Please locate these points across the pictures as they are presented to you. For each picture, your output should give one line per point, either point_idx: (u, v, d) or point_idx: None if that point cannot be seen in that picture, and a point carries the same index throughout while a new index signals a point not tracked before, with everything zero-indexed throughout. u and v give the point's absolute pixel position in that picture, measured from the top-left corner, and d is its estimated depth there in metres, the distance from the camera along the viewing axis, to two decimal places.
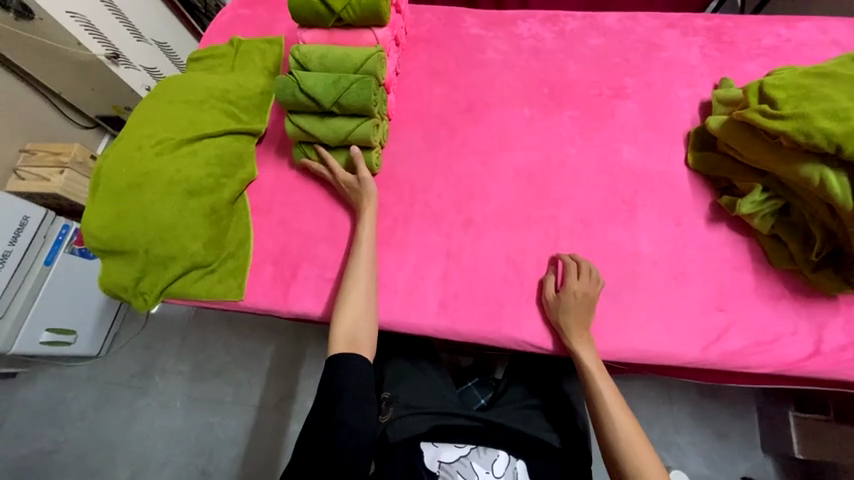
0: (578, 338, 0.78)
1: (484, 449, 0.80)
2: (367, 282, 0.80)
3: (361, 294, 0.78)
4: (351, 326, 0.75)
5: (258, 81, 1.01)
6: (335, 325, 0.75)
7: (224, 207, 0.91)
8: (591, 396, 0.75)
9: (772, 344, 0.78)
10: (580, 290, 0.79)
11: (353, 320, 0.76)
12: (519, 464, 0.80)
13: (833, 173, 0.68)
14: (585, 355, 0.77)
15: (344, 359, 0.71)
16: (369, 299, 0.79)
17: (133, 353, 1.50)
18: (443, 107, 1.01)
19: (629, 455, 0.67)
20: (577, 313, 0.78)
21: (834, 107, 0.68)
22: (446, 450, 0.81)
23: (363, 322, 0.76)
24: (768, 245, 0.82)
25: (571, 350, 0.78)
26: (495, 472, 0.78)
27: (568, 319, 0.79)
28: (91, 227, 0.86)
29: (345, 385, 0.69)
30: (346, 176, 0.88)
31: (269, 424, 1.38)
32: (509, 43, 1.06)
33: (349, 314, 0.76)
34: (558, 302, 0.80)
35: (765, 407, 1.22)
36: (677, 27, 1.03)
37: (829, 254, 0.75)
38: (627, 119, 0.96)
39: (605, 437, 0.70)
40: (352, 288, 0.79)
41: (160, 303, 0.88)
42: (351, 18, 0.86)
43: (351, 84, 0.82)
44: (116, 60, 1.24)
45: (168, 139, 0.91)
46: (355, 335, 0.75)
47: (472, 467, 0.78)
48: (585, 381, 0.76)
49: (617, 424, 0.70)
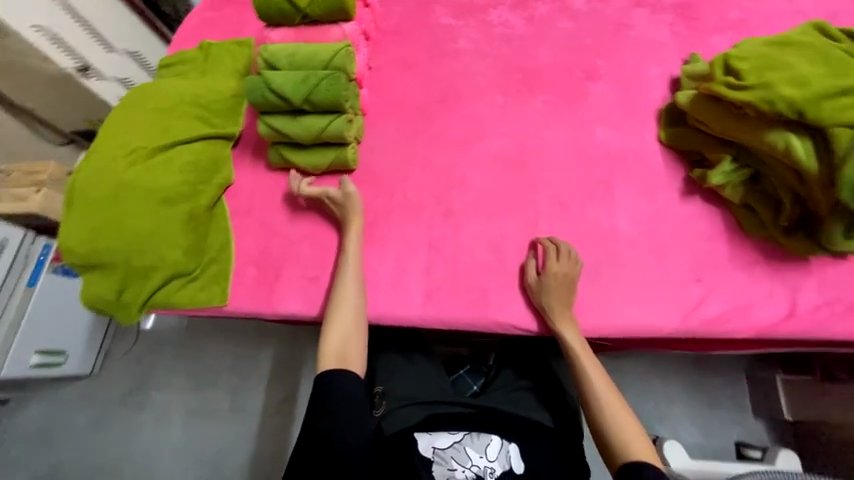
0: (562, 319, 0.79)
1: (478, 434, 0.81)
2: (356, 293, 0.80)
3: (349, 302, 0.79)
4: (343, 340, 0.75)
5: (229, 84, 1.00)
6: (323, 340, 0.75)
7: (202, 213, 0.90)
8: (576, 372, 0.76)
9: (749, 309, 0.81)
10: (561, 272, 0.80)
11: (344, 332, 0.76)
12: (512, 448, 0.80)
13: (798, 139, 0.70)
14: (569, 335, 0.78)
15: (336, 374, 0.71)
16: (357, 311, 0.79)
17: (125, 370, 1.49)
18: (418, 99, 1.01)
19: (615, 428, 0.69)
20: (559, 294, 0.80)
21: (794, 76, 0.70)
22: (440, 437, 0.81)
23: (352, 336, 0.76)
24: (740, 216, 0.84)
25: (555, 331, 0.79)
26: (488, 456, 0.78)
27: (550, 299, 0.80)
28: (69, 242, 0.86)
29: (338, 382, 0.71)
30: (327, 189, 0.87)
31: (269, 428, 1.39)
32: (479, 31, 1.06)
33: (338, 329, 0.76)
34: (540, 282, 0.81)
35: (753, 374, 1.25)
36: (645, 5, 1.04)
37: (799, 220, 0.77)
38: (600, 99, 0.97)
39: (592, 411, 0.72)
40: (340, 302, 0.79)
41: (144, 314, 0.88)
42: (316, 14, 0.86)
43: (321, 81, 0.82)
44: (86, 73, 1.24)
45: (139, 148, 0.90)
46: (344, 348, 0.75)
47: (465, 452, 0.79)
48: (570, 359, 0.77)
49: (602, 398, 0.72)
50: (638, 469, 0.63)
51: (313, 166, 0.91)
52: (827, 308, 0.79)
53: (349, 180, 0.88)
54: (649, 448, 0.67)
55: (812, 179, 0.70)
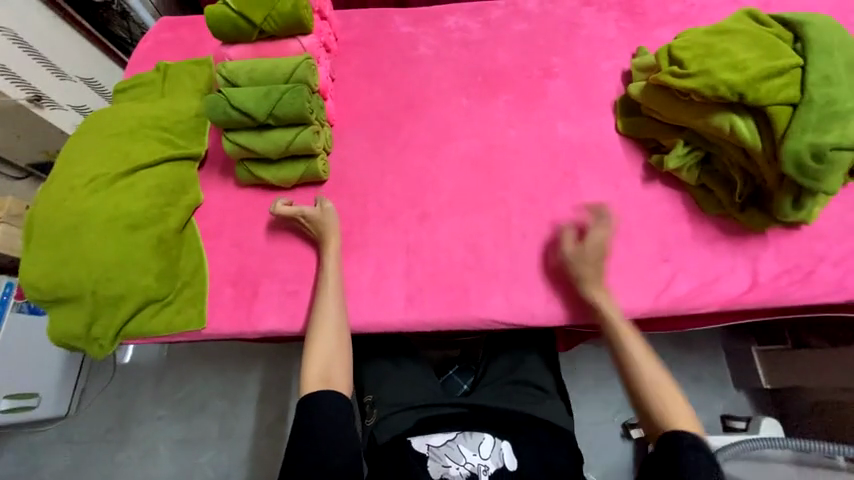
0: (597, 287, 0.80)
1: (470, 433, 0.80)
2: (337, 308, 0.79)
3: (331, 316, 0.78)
4: (327, 359, 0.74)
5: (191, 104, 0.99)
6: (306, 361, 0.74)
7: (172, 236, 0.88)
8: (613, 341, 0.75)
9: (715, 283, 0.85)
10: (598, 241, 0.82)
11: (327, 349, 0.75)
12: (504, 445, 0.79)
13: (741, 120, 0.75)
14: (605, 303, 0.79)
15: (321, 393, 0.70)
16: (339, 326, 0.78)
17: (105, 407, 1.44)
18: (383, 107, 1.02)
19: (656, 397, 0.67)
20: (595, 264, 0.81)
21: (732, 61, 0.75)
22: (434, 436, 0.80)
23: (335, 353, 0.75)
24: (699, 197, 0.87)
25: (591, 299, 0.80)
26: (481, 454, 0.77)
27: (588, 268, 0.81)
28: (31, 278, 0.83)
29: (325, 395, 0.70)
30: (302, 209, 0.86)
31: (262, 452, 1.36)
32: (438, 37, 1.09)
33: (321, 348, 0.75)
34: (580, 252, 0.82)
35: (730, 348, 1.31)
36: (593, 4, 1.09)
37: (751, 195, 0.83)
38: (558, 96, 1.00)
39: (630, 379, 0.70)
40: (321, 319, 0.78)
41: (118, 346, 0.85)
42: (273, 30, 0.86)
43: (283, 94, 0.82)
44: (39, 102, 1.20)
45: (101, 175, 0.88)
46: (328, 368, 0.73)
47: (459, 450, 0.78)
48: (606, 327, 0.77)
49: (642, 367, 0.70)
50: (679, 437, 0.62)
51: (283, 180, 0.90)
52: (785, 276, 0.84)
53: (327, 199, 0.89)
54: (692, 420, 0.65)
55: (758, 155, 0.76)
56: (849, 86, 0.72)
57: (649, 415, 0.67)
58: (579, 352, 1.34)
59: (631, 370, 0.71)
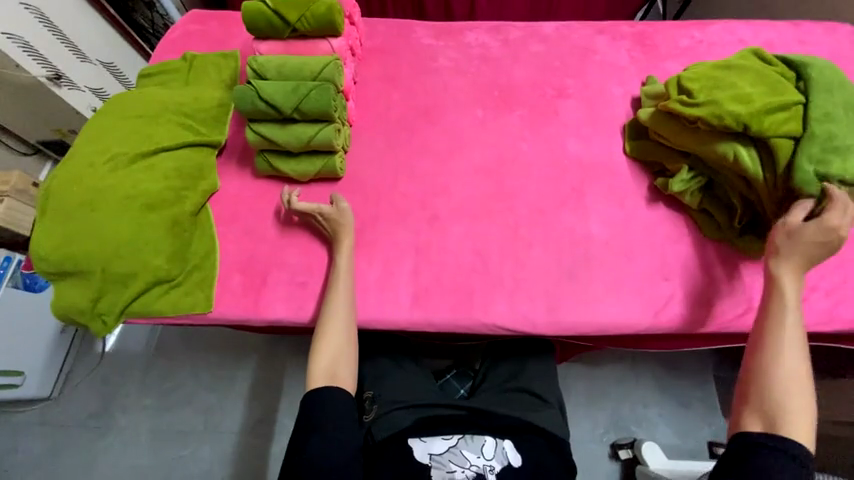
0: (790, 266, 0.64)
1: (472, 436, 0.81)
2: (346, 307, 0.81)
3: (340, 314, 0.79)
4: (336, 360, 0.75)
5: (215, 94, 1.01)
6: (316, 354, 0.76)
7: (186, 219, 0.89)
8: (761, 325, 0.63)
9: (712, 304, 0.88)
10: (832, 227, 0.64)
11: (335, 347, 0.76)
12: (506, 443, 0.81)
13: (744, 149, 0.79)
14: (787, 285, 0.63)
15: (327, 389, 0.72)
16: (348, 325, 0.79)
17: (90, 392, 1.42)
18: (401, 112, 1.05)
19: (780, 400, 0.58)
20: (808, 249, 0.64)
21: (738, 94, 0.80)
22: (434, 444, 0.80)
23: (343, 350, 0.77)
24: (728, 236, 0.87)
25: (771, 274, 0.65)
26: (486, 455, 0.78)
27: (781, 241, 0.65)
28: (41, 249, 0.83)
29: (331, 391, 0.72)
30: (319, 206, 0.88)
31: (247, 449, 1.34)
32: (459, 51, 1.13)
33: (328, 347, 0.76)
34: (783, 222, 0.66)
35: (719, 374, 1.33)
36: (607, 33, 1.15)
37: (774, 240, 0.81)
38: (570, 115, 1.05)
39: (758, 367, 0.60)
40: (330, 317, 0.79)
41: (121, 324, 0.85)
42: (306, 29, 0.89)
43: (310, 91, 0.85)
44: (58, 81, 1.22)
45: (122, 155, 0.89)
46: (334, 366, 0.75)
47: (462, 455, 0.78)
48: (768, 308, 0.63)
49: (785, 366, 0.59)
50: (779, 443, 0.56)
51: (301, 173, 0.93)
52: None
53: (342, 198, 0.91)
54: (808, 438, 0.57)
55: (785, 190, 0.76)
56: (847, 125, 0.77)
57: (753, 407, 0.60)
58: (573, 369, 1.36)
59: (764, 363, 0.60)
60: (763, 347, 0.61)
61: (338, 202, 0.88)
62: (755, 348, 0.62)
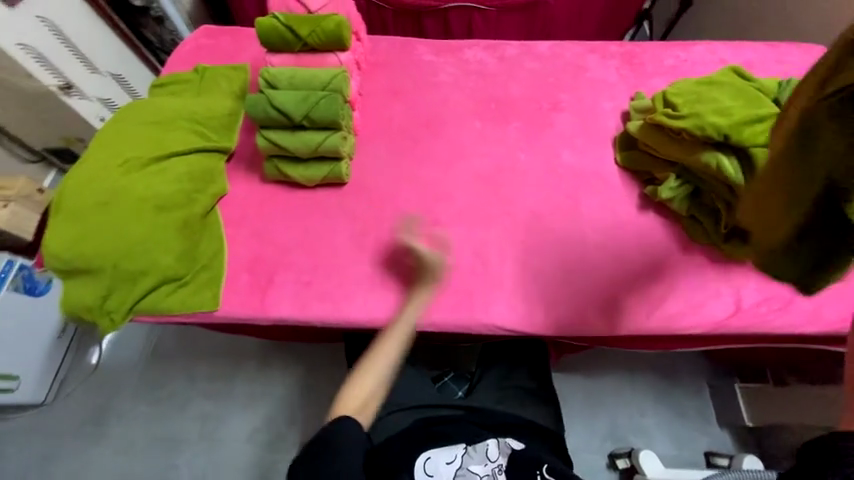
0: None
1: (473, 449, 0.84)
2: (398, 345, 0.74)
3: (390, 351, 0.73)
4: (369, 400, 0.71)
5: (226, 103, 1.06)
6: (351, 383, 0.71)
7: (196, 220, 0.92)
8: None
9: (702, 305, 0.91)
10: None
11: (373, 382, 0.71)
12: (512, 442, 0.85)
13: (726, 159, 0.84)
14: None
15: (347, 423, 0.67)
16: (395, 363, 0.73)
17: (84, 397, 1.41)
18: (404, 123, 1.10)
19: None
20: None
21: (719, 108, 0.87)
22: (441, 475, 0.81)
23: (378, 387, 0.72)
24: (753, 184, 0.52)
25: None
26: (491, 459, 0.83)
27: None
28: (53, 247, 0.85)
29: (346, 422, 0.68)
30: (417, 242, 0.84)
31: (244, 457, 1.33)
32: (458, 67, 1.20)
33: (368, 379, 0.71)
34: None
35: (713, 383, 1.36)
36: (597, 52, 1.22)
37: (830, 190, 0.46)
38: (564, 127, 1.11)
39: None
40: (381, 350, 0.73)
41: (128, 321, 0.87)
42: (316, 43, 0.95)
43: (320, 100, 0.90)
44: (69, 90, 1.27)
45: (136, 158, 0.93)
46: (365, 401, 0.71)
47: (470, 472, 0.81)
48: None
49: None
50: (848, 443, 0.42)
51: (309, 178, 0.97)
52: (766, 304, 0.91)
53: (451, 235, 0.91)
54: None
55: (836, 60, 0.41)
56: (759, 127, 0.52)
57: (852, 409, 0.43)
58: (570, 377, 1.37)
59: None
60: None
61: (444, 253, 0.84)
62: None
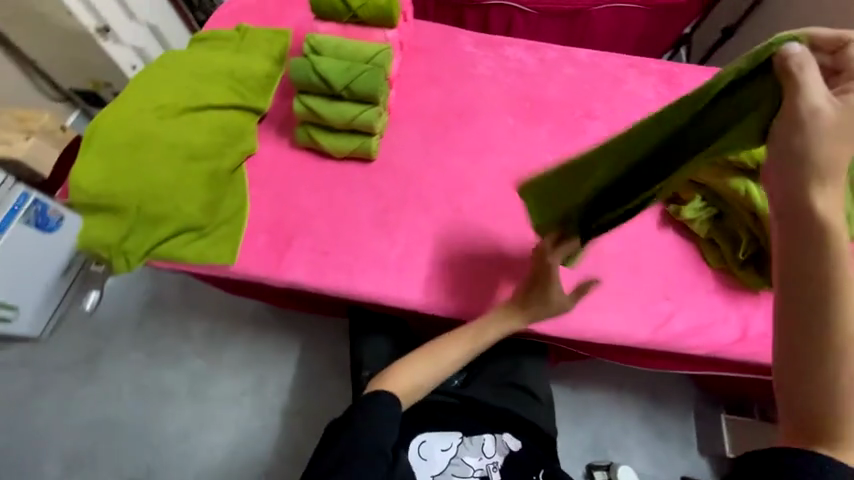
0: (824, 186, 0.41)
1: (470, 442, 0.88)
2: (455, 357, 0.82)
3: (445, 358, 0.81)
4: (409, 390, 0.77)
5: (265, 64, 1.06)
6: (402, 367, 0.79)
7: (224, 175, 0.93)
8: (798, 308, 0.42)
9: (709, 328, 0.92)
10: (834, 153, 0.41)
11: (421, 376, 0.79)
12: (507, 437, 0.90)
13: (755, 187, 0.85)
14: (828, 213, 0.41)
15: (388, 397, 0.73)
16: (444, 369, 0.81)
17: (79, 338, 1.42)
18: (438, 109, 1.11)
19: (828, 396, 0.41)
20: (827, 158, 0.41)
21: None
22: (435, 461, 0.85)
23: (422, 382, 0.79)
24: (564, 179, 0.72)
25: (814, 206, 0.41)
26: (486, 454, 0.87)
27: (820, 159, 0.41)
28: (80, 181, 0.86)
29: (384, 397, 0.73)
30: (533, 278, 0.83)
31: (229, 419, 1.34)
32: (497, 62, 1.20)
33: (417, 370, 0.79)
34: (804, 123, 0.41)
35: (702, 412, 1.36)
36: (636, 67, 1.22)
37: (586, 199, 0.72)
38: (595, 136, 1.11)
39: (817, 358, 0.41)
40: (437, 352, 0.81)
41: (144, 264, 0.88)
42: (365, 16, 0.95)
43: (362, 73, 0.90)
44: (105, 34, 1.25)
45: (172, 106, 0.94)
46: (409, 388, 0.77)
47: (464, 463, 0.85)
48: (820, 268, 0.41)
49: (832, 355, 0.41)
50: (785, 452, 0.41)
51: (339, 149, 0.97)
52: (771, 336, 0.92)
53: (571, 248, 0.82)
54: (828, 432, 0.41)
55: (678, 105, 0.61)
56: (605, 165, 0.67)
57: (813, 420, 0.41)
58: (561, 386, 1.38)
59: (811, 360, 0.41)
60: (816, 330, 0.41)
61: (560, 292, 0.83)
62: (798, 333, 0.42)
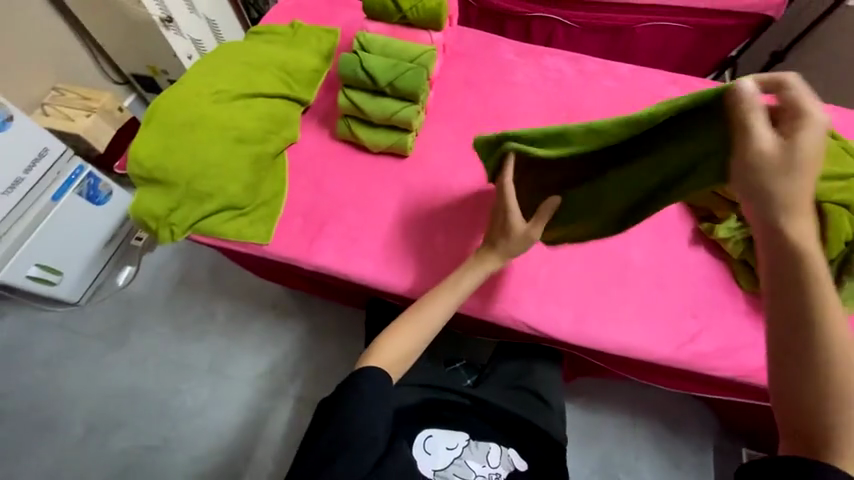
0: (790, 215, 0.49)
1: (477, 446, 0.86)
2: (439, 314, 0.77)
3: (429, 317, 0.76)
4: (399, 359, 0.73)
5: (314, 59, 1.11)
6: (383, 337, 0.75)
7: (266, 159, 0.98)
8: (784, 321, 0.48)
9: (737, 352, 0.89)
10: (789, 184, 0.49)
11: (405, 341, 0.74)
12: (512, 451, 0.88)
13: None
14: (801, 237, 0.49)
15: (378, 373, 0.69)
16: (429, 330, 0.76)
17: (113, 307, 1.50)
18: (474, 112, 1.13)
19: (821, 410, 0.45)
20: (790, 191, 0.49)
21: None
22: (439, 457, 0.84)
23: (406, 347, 0.74)
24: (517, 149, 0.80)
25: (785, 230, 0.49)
26: (491, 463, 0.84)
27: (783, 192, 0.49)
28: (137, 154, 0.92)
29: (372, 374, 0.69)
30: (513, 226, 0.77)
31: (243, 399, 1.38)
32: (536, 71, 1.21)
33: (399, 337, 0.74)
34: (761, 164, 0.50)
35: (723, 446, 1.30)
36: (678, 84, 1.21)
37: (540, 187, 0.84)
38: None
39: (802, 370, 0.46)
40: (419, 312, 0.77)
41: (186, 237, 0.93)
42: (414, 18, 0.99)
43: (407, 71, 0.93)
44: (168, 24, 1.32)
45: (226, 91, 1.00)
46: (394, 357, 0.73)
47: (468, 466, 0.83)
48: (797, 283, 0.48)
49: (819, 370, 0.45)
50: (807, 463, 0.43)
51: (375, 143, 1.01)
52: None
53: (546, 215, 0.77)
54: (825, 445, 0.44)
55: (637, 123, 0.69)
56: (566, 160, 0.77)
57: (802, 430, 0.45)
58: (574, 403, 1.35)
59: (797, 372, 0.46)
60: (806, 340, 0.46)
61: (536, 226, 0.76)
62: (784, 346, 0.47)
